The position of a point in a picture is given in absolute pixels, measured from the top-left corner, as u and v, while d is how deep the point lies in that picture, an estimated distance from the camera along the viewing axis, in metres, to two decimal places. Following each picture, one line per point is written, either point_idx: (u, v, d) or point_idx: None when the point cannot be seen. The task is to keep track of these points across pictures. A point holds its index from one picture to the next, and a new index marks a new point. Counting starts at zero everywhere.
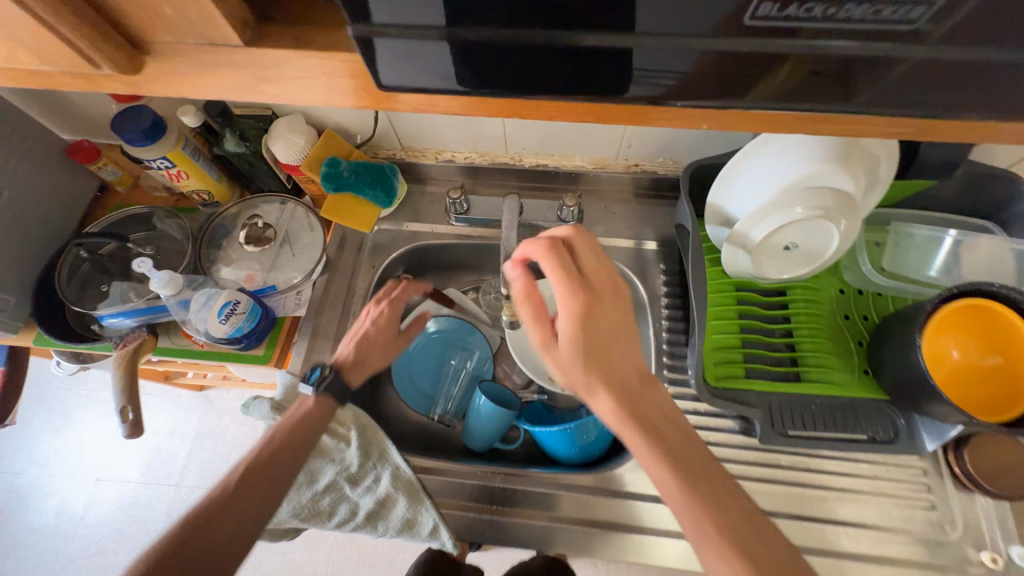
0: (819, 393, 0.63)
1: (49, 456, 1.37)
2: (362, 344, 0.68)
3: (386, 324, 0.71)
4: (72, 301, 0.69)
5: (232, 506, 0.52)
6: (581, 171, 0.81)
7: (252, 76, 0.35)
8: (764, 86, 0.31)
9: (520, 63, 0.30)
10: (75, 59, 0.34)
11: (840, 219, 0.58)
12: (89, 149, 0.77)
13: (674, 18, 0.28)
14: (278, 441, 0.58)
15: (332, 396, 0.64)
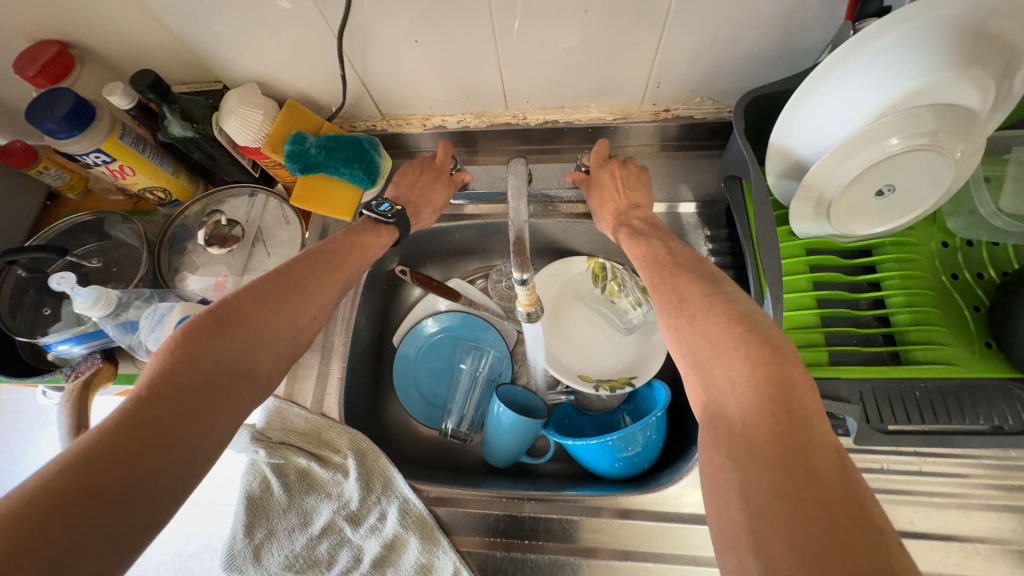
0: (930, 375, 0.49)
1: None
2: (418, 193, 0.62)
3: (437, 180, 0.63)
4: (12, 329, 0.59)
5: (272, 304, 0.46)
6: (599, 125, 0.66)
7: None
8: None
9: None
10: None
11: (955, 146, 0.43)
12: (20, 150, 0.66)
13: None
14: (333, 243, 0.54)
15: (400, 226, 0.58)
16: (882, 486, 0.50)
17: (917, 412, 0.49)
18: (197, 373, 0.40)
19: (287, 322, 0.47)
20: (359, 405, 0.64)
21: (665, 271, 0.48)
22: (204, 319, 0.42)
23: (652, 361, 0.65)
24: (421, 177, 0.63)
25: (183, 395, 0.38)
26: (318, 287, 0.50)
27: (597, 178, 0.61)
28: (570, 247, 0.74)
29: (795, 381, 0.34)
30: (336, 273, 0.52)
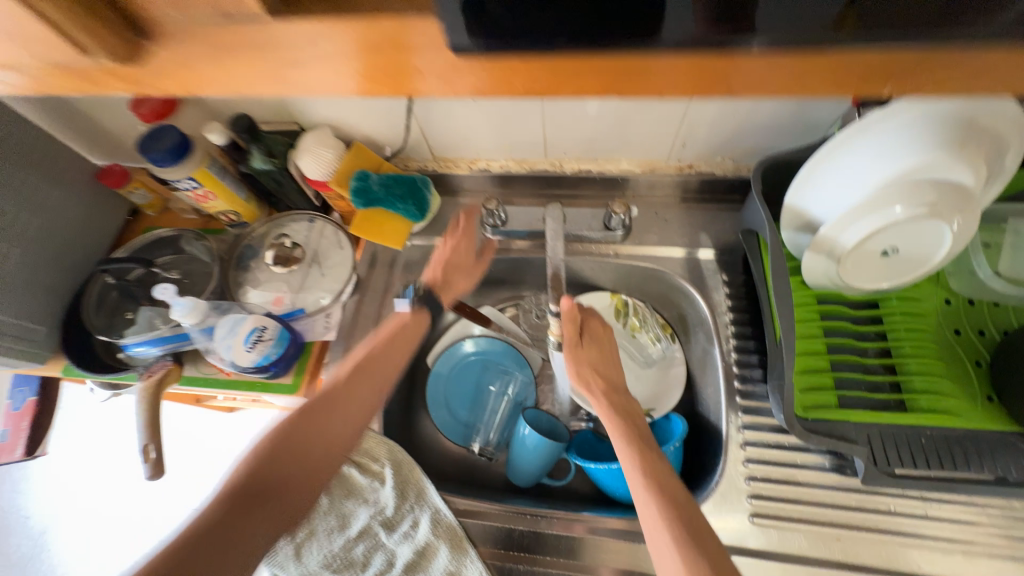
0: (933, 424, 0.53)
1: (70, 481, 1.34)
2: (455, 258, 0.70)
3: (464, 249, 0.70)
4: (102, 330, 0.68)
5: (324, 418, 0.54)
6: (628, 175, 0.73)
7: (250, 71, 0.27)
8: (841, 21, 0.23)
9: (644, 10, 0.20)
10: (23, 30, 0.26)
11: (953, 216, 0.49)
12: (118, 172, 0.75)
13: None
14: (377, 348, 0.63)
15: (425, 309, 0.67)
16: (888, 526, 0.53)
17: (923, 459, 0.52)
18: (270, 479, 0.49)
19: (351, 395, 0.57)
20: (393, 418, 0.69)
21: (602, 400, 0.58)
22: (275, 437, 0.52)
23: (670, 395, 0.70)
24: (452, 252, 0.70)
25: (258, 491, 0.48)
26: (361, 400, 0.58)
27: (590, 326, 0.63)
28: (595, 283, 0.80)
29: (691, 517, 0.46)
30: (369, 395, 0.58)
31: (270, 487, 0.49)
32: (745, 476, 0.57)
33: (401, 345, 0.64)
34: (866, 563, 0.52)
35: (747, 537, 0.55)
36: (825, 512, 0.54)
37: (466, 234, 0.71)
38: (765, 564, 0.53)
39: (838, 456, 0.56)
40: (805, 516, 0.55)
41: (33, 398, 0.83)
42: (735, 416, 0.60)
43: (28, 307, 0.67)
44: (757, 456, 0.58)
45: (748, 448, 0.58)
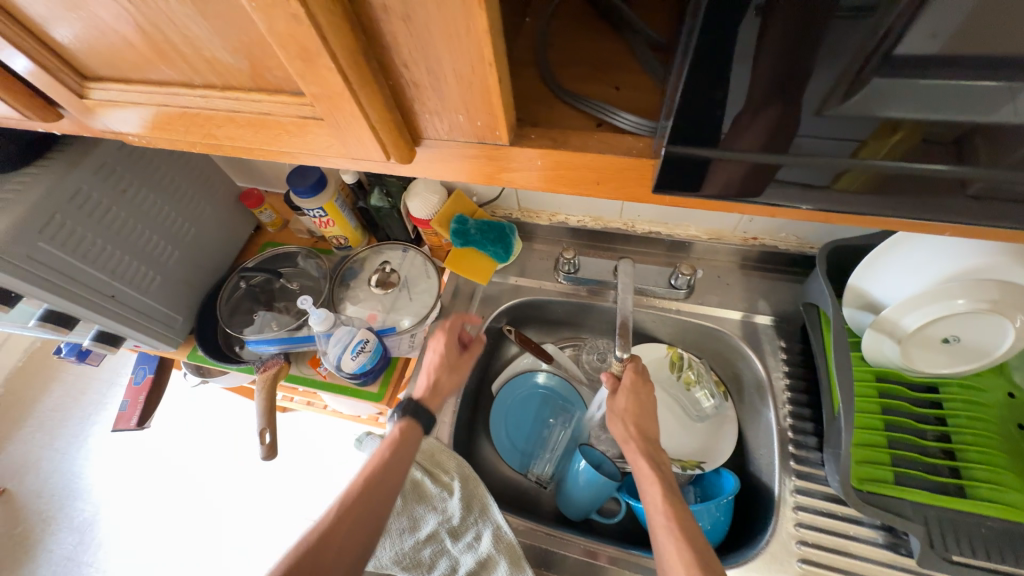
0: (995, 515, 0.53)
1: (143, 453, 1.48)
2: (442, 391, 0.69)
3: (449, 348, 0.72)
4: (226, 323, 0.80)
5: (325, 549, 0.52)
6: (695, 241, 0.80)
7: (381, 167, 0.32)
8: (862, 149, 0.27)
9: (770, 184, 0.31)
10: (225, 103, 0.31)
11: (1016, 315, 0.52)
12: (257, 196, 0.90)
13: (863, 130, 0.26)
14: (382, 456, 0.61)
15: (417, 418, 0.65)
16: None
17: (985, 550, 0.52)
18: None
19: (368, 505, 0.57)
20: (459, 436, 0.76)
21: (633, 451, 0.62)
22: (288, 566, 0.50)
23: (718, 450, 0.74)
24: (438, 361, 0.70)
25: None
26: (362, 531, 0.55)
27: (632, 381, 0.67)
28: (653, 335, 0.86)
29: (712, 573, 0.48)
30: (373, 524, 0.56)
31: None
32: (796, 539, 0.60)
33: (410, 449, 0.64)
34: None
35: None
36: None
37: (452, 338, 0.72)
38: None
39: (892, 533, 0.58)
40: None
41: (151, 374, 0.96)
42: (788, 479, 0.63)
43: (175, 299, 0.81)
44: (809, 521, 0.60)
45: (800, 511, 0.61)
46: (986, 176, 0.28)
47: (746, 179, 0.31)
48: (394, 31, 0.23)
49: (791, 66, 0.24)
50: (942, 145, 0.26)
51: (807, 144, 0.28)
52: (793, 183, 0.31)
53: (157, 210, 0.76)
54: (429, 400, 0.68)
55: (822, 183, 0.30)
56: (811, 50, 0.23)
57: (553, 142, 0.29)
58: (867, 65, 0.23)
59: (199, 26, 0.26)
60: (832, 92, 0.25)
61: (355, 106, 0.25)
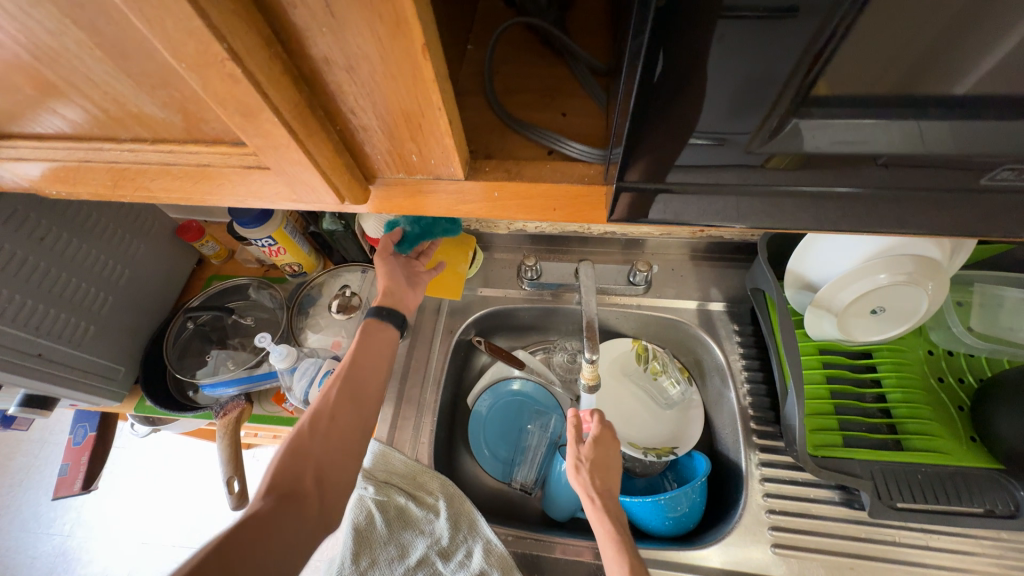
0: (929, 462, 0.60)
1: (88, 514, 1.35)
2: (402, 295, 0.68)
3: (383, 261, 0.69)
4: (175, 368, 0.75)
5: (322, 428, 0.56)
6: (647, 237, 0.84)
7: (339, 208, 0.32)
8: (770, 159, 0.30)
9: (717, 202, 0.33)
10: (157, 156, 0.29)
11: (926, 282, 0.58)
12: (196, 228, 0.85)
13: (785, 146, 0.29)
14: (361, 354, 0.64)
15: (391, 323, 0.66)
16: (894, 556, 0.60)
17: (923, 494, 0.59)
18: (265, 558, 0.45)
19: (352, 395, 0.60)
20: (439, 454, 0.76)
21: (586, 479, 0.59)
22: (291, 451, 0.53)
23: (689, 433, 0.78)
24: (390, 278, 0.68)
25: (250, 560, 0.44)
26: (353, 424, 0.59)
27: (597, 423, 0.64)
28: (618, 330, 0.89)
29: None
30: (364, 412, 0.60)
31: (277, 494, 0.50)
32: (765, 509, 0.64)
33: (382, 343, 0.66)
34: None
35: (770, 565, 0.61)
36: (838, 542, 0.61)
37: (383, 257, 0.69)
38: None
39: (846, 491, 0.63)
40: (820, 545, 0.61)
41: (94, 433, 0.88)
42: (754, 454, 0.68)
43: (114, 349, 0.74)
44: (776, 490, 0.65)
45: (768, 482, 0.66)
46: (900, 180, 0.31)
47: (696, 201, 0.33)
48: (337, 80, 0.23)
49: (720, 90, 0.26)
50: (861, 155, 0.29)
51: (748, 158, 0.30)
52: (732, 195, 0.33)
53: (85, 256, 0.70)
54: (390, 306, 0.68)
55: (757, 195, 0.33)
56: (735, 79, 0.25)
57: (509, 174, 0.29)
58: (785, 92, 0.26)
59: (122, 83, 0.25)
60: (761, 127, 0.28)
61: (302, 154, 0.25)
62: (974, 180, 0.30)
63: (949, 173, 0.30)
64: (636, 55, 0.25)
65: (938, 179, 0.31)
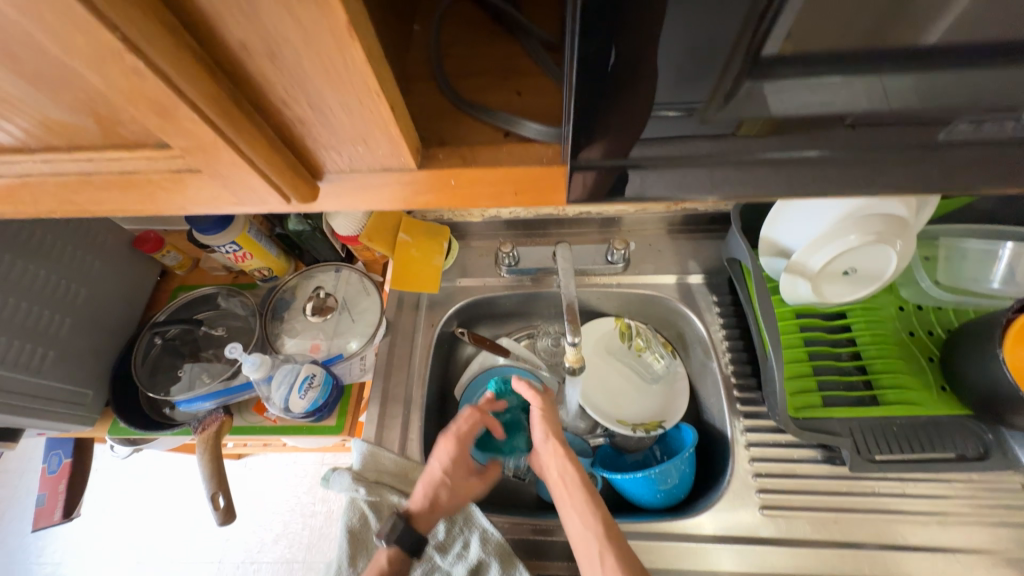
0: (901, 413, 0.62)
1: (76, 541, 1.31)
2: (450, 500, 0.63)
3: (457, 462, 0.64)
4: (146, 386, 0.72)
5: None
6: (623, 215, 0.84)
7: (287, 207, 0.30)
8: (740, 126, 0.30)
9: (683, 173, 0.32)
10: (77, 167, 0.27)
11: (895, 240, 0.59)
12: (154, 239, 0.81)
13: (745, 111, 0.28)
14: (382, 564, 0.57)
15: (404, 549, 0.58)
16: (875, 506, 0.62)
17: (898, 444, 0.61)
18: None
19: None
20: (430, 449, 0.75)
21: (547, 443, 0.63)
22: None
23: (675, 405, 0.79)
24: (442, 476, 0.62)
25: None
26: None
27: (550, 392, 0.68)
28: (600, 310, 0.89)
29: (615, 539, 0.54)
30: None
31: None
32: (751, 473, 0.66)
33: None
34: (861, 540, 0.60)
35: (760, 526, 0.62)
36: (822, 498, 0.63)
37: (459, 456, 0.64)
38: (778, 549, 0.61)
39: (828, 448, 0.65)
40: (806, 502, 0.63)
41: (68, 460, 0.84)
42: (738, 421, 0.69)
43: (77, 373, 0.71)
44: (762, 454, 0.66)
45: (753, 447, 0.67)
46: (864, 138, 0.31)
47: (662, 174, 0.32)
48: (260, 68, 0.21)
49: None
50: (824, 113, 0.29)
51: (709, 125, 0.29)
52: (698, 166, 0.32)
53: (34, 278, 0.66)
54: (425, 517, 0.62)
55: (723, 165, 0.32)
56: None
57: (463, 160, 0.28)
58: (736, 49, 0.26)
59: (19, 87, 0.22)
60: (715, 92, 0.28)
61: (233, 152, 0.23)
62: (936, 134, 0.30)
63: (911, 129, 0.30)
64: (581, 23, 0.24)
65: (902, 135, 0.30)
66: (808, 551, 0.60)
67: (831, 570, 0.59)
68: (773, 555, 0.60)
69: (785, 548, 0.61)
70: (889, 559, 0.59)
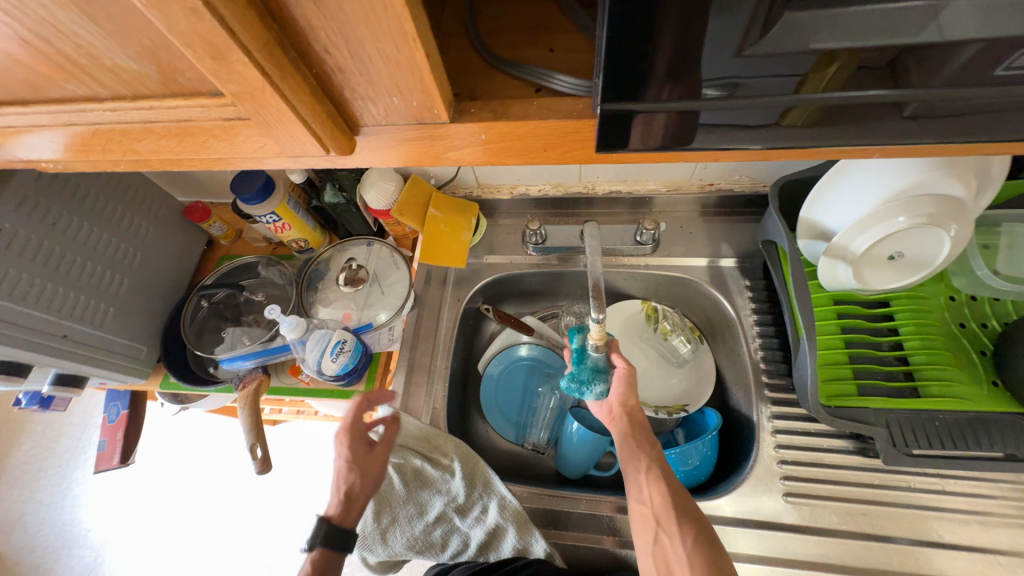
0: (944, 407, 0.59)
1: (131, 488, 1.44)
2: (363, 487, 0.62)
3: (354, 446, 0.64)
4: (194, 345, 0.77)
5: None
6: (655, 194, 0.82)
7: (326, 160, 0.31)
8: (805, 82, 0.28)
9: (716, 135, 0.31)
10: (140, 116, 0.29)
11: (950, 224, 0.55)
12: (202, 209, 0.85)
13: (786, 65, 0.27)
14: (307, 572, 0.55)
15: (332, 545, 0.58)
16: (907, 500, 0.60)
17: (944, 441, 0.57)
18: None
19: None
20: (452, 418, 0.77)
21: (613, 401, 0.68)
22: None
23: (700, 389, 0.78)
24: (346, 466, 0.62)
25: None
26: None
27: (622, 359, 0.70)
28: (627, 292, 0.88)
29: (672, 481, 0.57)
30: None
31: None
32: (777, 460, 0.64)
33: None
34: (891, 533, 0.58)
35: (782, 513, 0.61)
36: (851, 490, 0.61)
37: (357, 439, 0.65)
38: (799, 537, 0.59)
39: (861, 440, 0.63)
40: (834, 493, 0.61)
41: (126, 410, 0.92)
42: (765, 408, 0.67)
43: (134, 329, 0.77)
44: (789, 441, 0.65)
45: (781, 434, 0.65)
46: (921, 97, 0.28)
47: (694, 134, 0.31)
48: (305, 14, 0.22)
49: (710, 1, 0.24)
50: (872, 69, 0.27)
51: (750, 83, 0.28)
52: (733, 127, 0.31)
53: (97, 239, 0.72)
54: (346, 513, 0.61)
55: (760, 125, 0.31)
56: None
57: (494, 114, 0.28)
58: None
59: (94, 35, 0.24)
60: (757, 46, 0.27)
61: (279, 98, 0.24)
62: (1002, 92, 0.28)
63: (972, 88, 0.28)
64: None
65: (964, 95, 0.28)
66: (833, 541, 0.59)
67: (855, 562, 0.57)
68: (794, 542, 0.59)
69: (807, 537, 0.59)
70: (920, 555, 0.57)
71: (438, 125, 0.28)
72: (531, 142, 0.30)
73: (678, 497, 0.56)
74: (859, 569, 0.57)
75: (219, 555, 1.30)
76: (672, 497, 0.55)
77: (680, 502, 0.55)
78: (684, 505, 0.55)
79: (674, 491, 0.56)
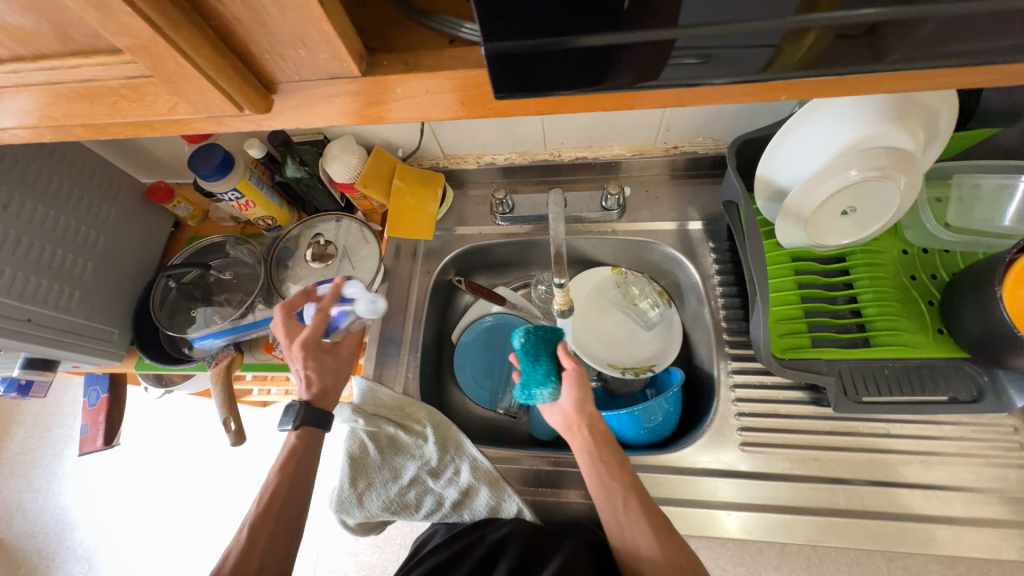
0: (894, 355, 0.61)
1: (126, 473, 1.46)
2: (329, 383, 0.65)
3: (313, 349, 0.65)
4: (165, 326, 0.77)
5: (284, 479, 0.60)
6: (620, 159, 0.82)
7: (247, 122, 0.32)
8: None
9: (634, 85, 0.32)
10: (47, 79, 0.29)
11: (899, 176, 0.56)
12: (164, 189, 0.84)
13: None
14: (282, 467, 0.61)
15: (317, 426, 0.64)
16: (857, 444, 0.63)
17: (888, 386, 0.61)
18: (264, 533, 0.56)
19: (298, 478, 0.60)
20: (426, 387, 0.79)
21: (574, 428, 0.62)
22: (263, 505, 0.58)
23: (669, 350, 0.79)
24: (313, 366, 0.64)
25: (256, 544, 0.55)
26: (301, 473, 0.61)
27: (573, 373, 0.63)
28: (596, 259, 0.88)
29: (651, 510, 0.56)
30: (303, 465, 0.62)
31: (267, 509, 0.58)
32: (735, 413, 0.67)
33: (311, 457, 0.63)
34: (842, 475, 0.62)
35: (741, 462, 0.64)
36: (805, 438, 0.64)
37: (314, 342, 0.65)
38: (755, 483, 0.63)
39: (815, 390, 0.65)
40: (788, 441, 0.64)
41: (106, 394, 0.93)
42: (726, 363, 0.70)
43: (104, 311, 0.77)
44: (747, 395, 0.67)
45: (739, 388, 0.68)
46: None
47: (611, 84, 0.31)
48: None
49: None
50: None
51: None
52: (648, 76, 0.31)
53: (56, 222, 0.70)
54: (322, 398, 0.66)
55: None
56: None
57: (407, 66, 0.29)
58: None
59: None
60: None
61: (175, 52, 0.24)
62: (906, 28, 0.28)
63: None
64: None
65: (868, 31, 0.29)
66: (785, 485, 0.62)
67: (807, 502, 0.61)
68: (749, 487, 0.63)
69: (762, 483, 0.62)
70: (870, 494, 0.60)
71: (351, 78, 0.29)
72: (450, 95, 0.30)
73: (661, 528, 0.55)
74: (812, 508, 0.60)
75: (217, 532, 1.34)
76: (656, 530, 0.54)
77: (663, 532, 0.55)
78: (667, 534, 0.55)
79: (656, 521, 0.55)
